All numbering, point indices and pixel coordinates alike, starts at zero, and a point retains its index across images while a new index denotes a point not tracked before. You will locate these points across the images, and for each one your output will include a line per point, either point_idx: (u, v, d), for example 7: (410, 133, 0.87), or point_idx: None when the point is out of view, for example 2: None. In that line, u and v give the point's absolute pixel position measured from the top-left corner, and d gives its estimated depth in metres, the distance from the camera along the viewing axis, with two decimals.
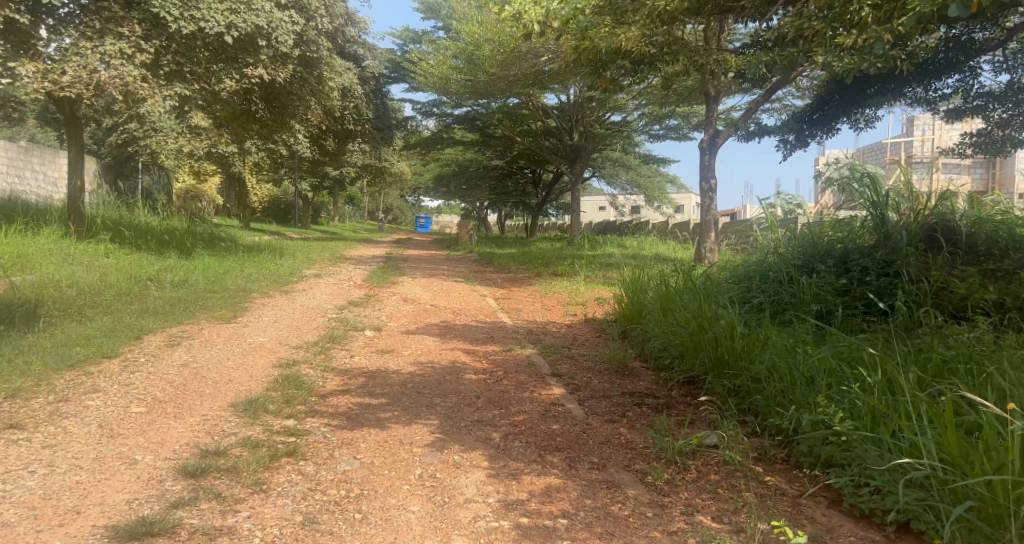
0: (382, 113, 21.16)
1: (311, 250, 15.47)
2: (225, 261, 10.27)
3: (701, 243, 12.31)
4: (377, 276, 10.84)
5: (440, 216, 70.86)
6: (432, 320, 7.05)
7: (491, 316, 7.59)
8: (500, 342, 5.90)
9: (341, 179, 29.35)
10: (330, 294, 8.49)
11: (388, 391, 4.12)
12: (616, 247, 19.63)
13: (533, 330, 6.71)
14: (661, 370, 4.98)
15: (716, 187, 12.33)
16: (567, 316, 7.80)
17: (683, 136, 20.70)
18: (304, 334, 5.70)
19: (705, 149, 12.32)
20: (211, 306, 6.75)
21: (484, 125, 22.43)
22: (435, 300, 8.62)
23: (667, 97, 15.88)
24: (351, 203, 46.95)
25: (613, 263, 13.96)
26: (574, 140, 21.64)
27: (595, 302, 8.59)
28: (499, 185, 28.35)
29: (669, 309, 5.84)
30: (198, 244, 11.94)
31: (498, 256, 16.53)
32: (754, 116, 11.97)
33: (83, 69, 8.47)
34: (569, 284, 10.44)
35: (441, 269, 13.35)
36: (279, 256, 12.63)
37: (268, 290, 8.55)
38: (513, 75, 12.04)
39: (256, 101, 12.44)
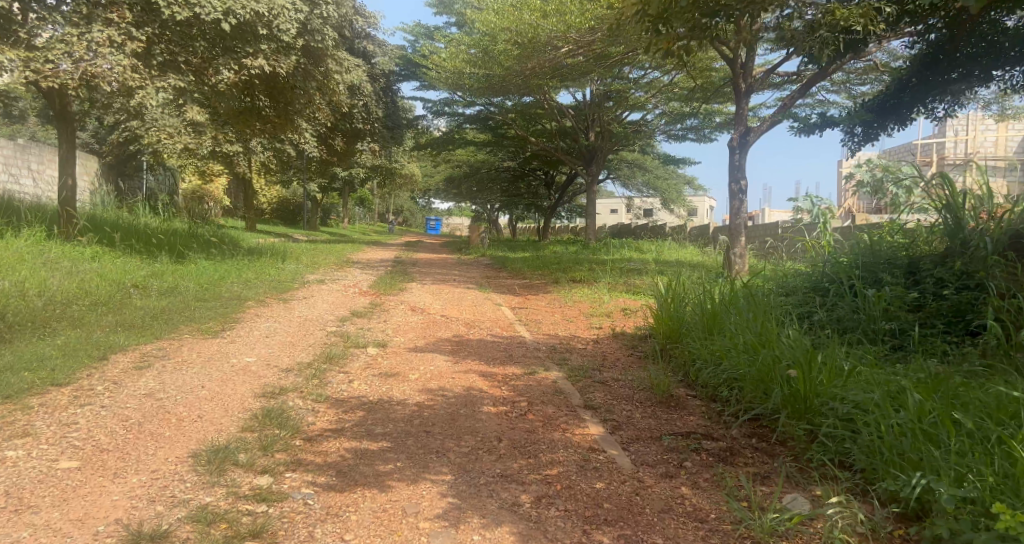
0: (391, 112, 20.56)
1: (317, 254, 14.84)
2: (222, 266, 9.60)
3: (730, 249, 11.50)
4: (385, 282, 10.13)
5: (451, 218, 70.23)
6: (444, 334, 6.32)
7: (509, 329, 6.86)
8: (521, 363, 5.16)
9: (351, 180, 28.73)
10: (332, 303, 7.80)
11: (391, 431, 3.41)
12: (633, 251, 18.86)
13: (558, 347, 5.96)
14: (712, 401, 4.23)
15: (745, 188, 11.54)
16: (592, 330, 7.05)
17: (704, 138, 19.95)
18: (297, 352, 4.98)
19: (734, 147, 11.53)
20: (198, 317, 6.05)
21: (497, 125, 21.76)
22: (446, 310, 7.89)
23: (691, 94, 15.13)
24: (361, 205, 46.36)
25: (634, 269, 13.18)
26: (590, 140, 20.93)
27: (621, 314, 7.84)
28: (511, 187, 27.63)
29: (716, 328, 5.08)
30: (196, 246, 11.30)
31: (512, 261, 15.81)
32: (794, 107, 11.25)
33: (68, 57, 7.83)
34: (591, 292, 9.67)
35: (452, 275, 12.60)
36: (282, 260, 11.96)
37: (265, 299, 7.85)
38: (530, 67, 11.31)
39: (260, 96, 11.79)
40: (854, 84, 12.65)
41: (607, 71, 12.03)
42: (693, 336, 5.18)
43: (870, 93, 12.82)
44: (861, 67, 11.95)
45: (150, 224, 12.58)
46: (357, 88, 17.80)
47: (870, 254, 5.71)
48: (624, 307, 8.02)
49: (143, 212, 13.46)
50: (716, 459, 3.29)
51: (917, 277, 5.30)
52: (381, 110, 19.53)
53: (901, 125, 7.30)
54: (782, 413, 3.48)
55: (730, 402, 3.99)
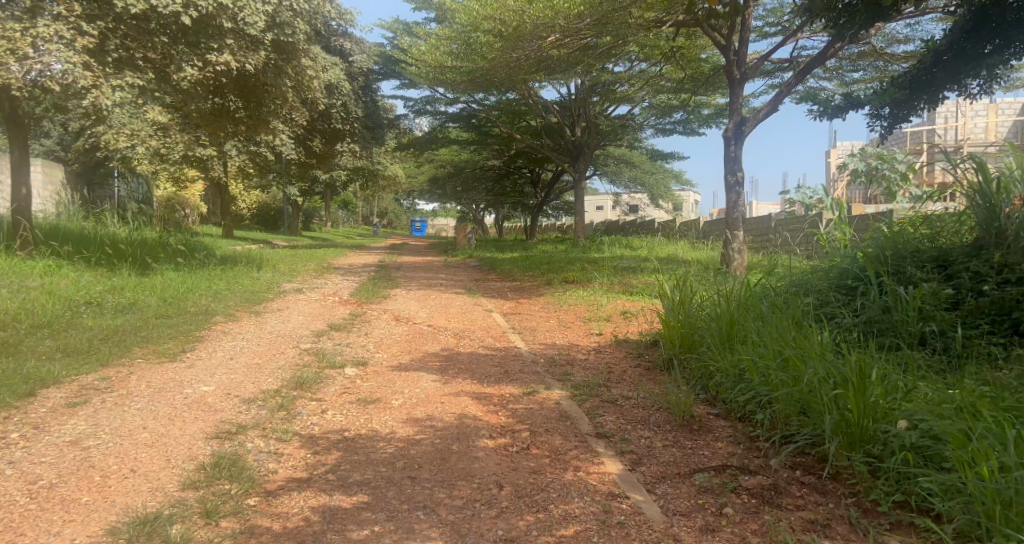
0: (371, 111, 19.92)
1: (295, 260, 14.19)
2: (190, 277, 8.96)
3: (728, 244, 10.94)
4: (367, 289, 9.55)
5: (436, 219, 69.52)
6: (431, 348, 5.74)
7: (502, 339, 6.29)
8: (519, 381, 4.58)
9: (332, 183, 28.02)
10: (308, 316, 7.19)
11: (368, 478, 2.83)
12: (625, 248, 18.35)
13: (558, 359, 5.40)
14: (742, 424, 3.63)
15: (742, 180, 11.04)
16: (592, 337, 6.48)
17: (693, 131, 19.48)
18: (264, 378, 4.38)
19: (730, 138, 11.06)
20: (156, 338, 5.43)
21: (480, 122, 21.17)
22: (432, 319, 7.32)
23: (681, 85, 14.62)
24: (345, 208, 45.62)
25: (628, 268, 12.67)
26: (576, 135, 20.39)
27: (622, 318, 7.29)
28: (496, 186, 27.05)
29: (736, 335, 4.49)
30: (165, 255, 10.63)
31: (500, 262, 15.22)
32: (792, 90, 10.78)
33: (11, 55, 7.15)
34: (587, 294, 9.12)
35: (438, 278, 12.01)
36: (258, 268, 11.33)
37: (236, 313, 7.25)
38: (515, 58, 10.70)
39: (229, 94, 11.10)
40: (848, 71, 12.10)
41: (595, 62, 11.49)
42: (710, 345, 4.60)
43: (864, 82, 12.26)
44: (854, 53, 11.41)
45: (119, 234, 11.92)
46: (334, 86, 17.20)
47: (896, 241, 5.10)
48: (624, 310, 7.48)
49: (112, 221, 12.80)
50: (761, 504, 2.72)
51: (951, 269, 4.67)
52: (360, 110, 18.92)
53: (932, 103, 6.79)
54: (831, 440, 2.90)
55: (762, 424, 3.40)
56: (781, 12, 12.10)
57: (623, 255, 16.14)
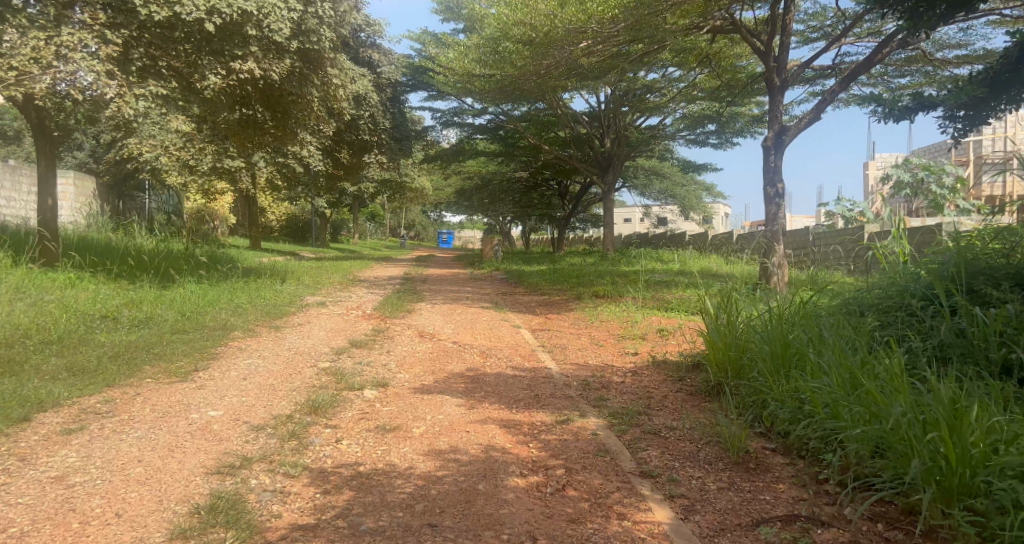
0: (399, 123, 19.77)
1: (320, 272, 14.01)
2: (212, 289, 8.76)
3: (767, 258, 10.48)
4: (391, 303, 9.26)
5: (462, 231, 69.45)
6: (456, 367, 5.39)
7: (532, 358, 5.92)
8: (551, 407, 4.22)
9: (359, 195, 27.96)
10: (330, 331, 6.91)
11: (383, 526, 2.51)
12: (655, 262, 17.90)
13: (592, 381, 5.02)
14: (806, 464, 3.23)
15: (783, 192, 10.60)
16: (628, 357, 6.08)
17: (726, 142, 19.00)
18: (277, 401, 4.07)
19: (770, 148, 10.64)
20: (169, 354, 5.17)
21: (508, 134, 20.92)
22: (457, 335, 6.98)
23: (716, 93, 14.18)
24: (372, 220, 45.71)
25: (661, 282, 12.23)
26: (606, 146, 20.03)
27: (658, 336, 6.88)
28: (524, 198, 26.77)
29: (793, 361, 4.08)
30: (188, 267, 10.49)
31: (528, 275, 14.88)
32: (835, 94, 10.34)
33: (33, 63, 7.00)
34: (619, 310, 8.72)
35: (464, 292, 11.71)
36: (281, 280, 11.14)
37: (256, 327, 6.99)
38: (546, 65, 10.38)
39: (255, 104, 10.94)
40: (895, 76, 11.91)
41: (628, 69, 11.15)
42: (762, 371, 4.20)
43: (911, 86, 12.10)
44: (900, 59, 11.26)
45: (145, 246, 11.83)
46: (361, 97, 17.08)
47: (966, 256, 4.63)
48: (661, 327, 7.06)
49: (139, 232, 12.73)
50: None
51: None
52: (388, 121, 18.79)
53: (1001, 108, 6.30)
54: (926, 491, 2.51)
55: (833, 466, 3.02)
56: (823, 16, 11.81)
57: (653, 268, 15.71)
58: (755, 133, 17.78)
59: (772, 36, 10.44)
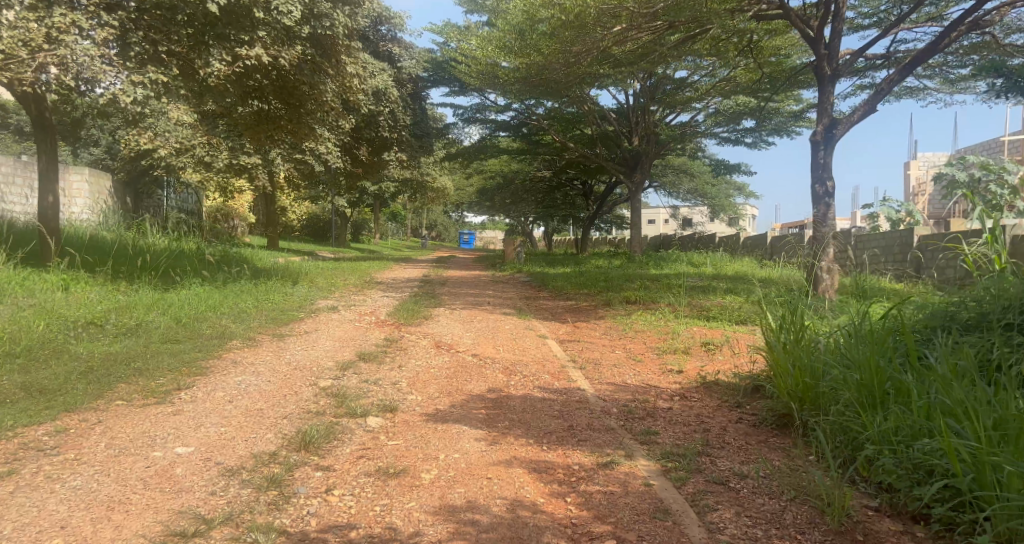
0: (420, 119, 19.17)
1: (337, 274, 13.43)
2: (217, 293, 8.16)
3: (815, 262, 9.68)
4: (407, 308, 8.59)
5: (484, 231, 68.90)
6: (476, 388, 4.68)
7: (563, 377, 5.19)
8: (591, 446, 3.50)
9: (380, 194, 27.41)
10: (339, 341, 6.26)
11: None
12: (686, 265, 17.08)
13: (636, 409, 4.29)
14: (932, 537, 2.61)
15: (833, 190, 9.87)
16: (671, 378, 5.32)
17: (760, 142, 18.13)
18: (261, 433, 3.40)
19: (818, 143, 9.90)
20: (150, 367, 4.52)
21: (533, 131, 20.26)
22: (478, 347, 6.28)
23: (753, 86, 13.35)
24: (393, 220, 45.24)
25: (696, 287, 11.42)
26: (634, 143, 19.25)
27: (703, 352, 6.12)
28: (547, 197, 26.05)
29: (885, 393, 3.42)
30: (197, 268, 9.93)
31: (553, 277, 14.17)
32: (893, 85, 9.59)
33: (22, 46, 6.43)
34: (655, 319, 7.96)
35: (486, 296, 11.04)
36: (293, 282, 10.54)
37: (257, 336, 6.34)
38: (576, 52, 9.68)
39: (268, 95, 10.36)
40: (954, 67, 11.33)
41: (663, 57, 10.39)
42: (846, 403, 3.52)
43: (971, 78, 11.56)
44: (963, 46, 10.74)
45: (158, 245, 11.32)
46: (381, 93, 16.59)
47: None
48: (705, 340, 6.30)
49: (153, 231, 12.23)
50: None
51: None
52: (409, 117, 18.22)
53: None
54: None
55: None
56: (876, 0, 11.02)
57: (685, 272, 14.91)
58: (791, 130, 16.91)
59: (824, 23, 9.72)
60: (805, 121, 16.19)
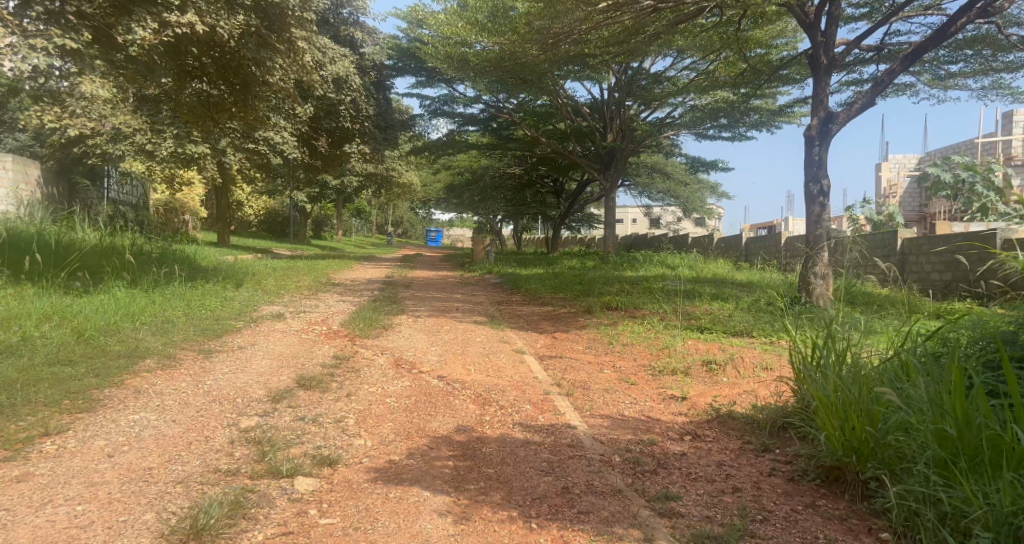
0: (383, 110, 18.08)
1: (291, 274, 12.36)
2: (141, 299, 7.09)
3: (809, 267, 8.89)
4: (363, 315, 7.62)
5: (451, 229, 67.94)
6: (441, 428, 3.75)
7: (550, 408, 4.28)
8: (593, 525, 2.64)
9: (342, 188, 26.20)
10: (279, 360, 5.29)
11: None
12: (662, 266, 16.38)
13: (646, 457, 3.41)
14: None
15: (828, 189, 8.95)
16: (675, 410, 4.44)
17: (737, 137, 17.40)
18: (138, 513, 2.49)
19: (813, 138, 8.95)
20: (15, 403, 3.49)
21: (503, 126, 19.34)
22: (444, 368, 5.34)
23: (737, 79, 12.64)
24: (358, 215, 43.95)
25: (679, 292, 10.65)
26: (608, 139, 18.43)
27: (705, 374, 5.28)
28: (516, 195, 25.17)
29: (981, 452, 2.60)
30: (126, 266, 8.80)
31: (525, 279, 13.33)
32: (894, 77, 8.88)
33: None
34: (642, 330, 7.12)
35: (453, 300, 10.15)
36: (236, 285, 9.49)
37: (178, 352, 5.33)
38: (555, 32, 8.79)
39: (210, 75, 9.26)
40: (945, 63, 10.73)
41: (648, 43, 9.56)
42: (929, 462, 2.68)
43: (961, 76, 10.97)
44: (959, 39, 10.13)
45: (89, 242, 10.15)
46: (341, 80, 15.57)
47: None
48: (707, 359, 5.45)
49: (83, 224, 11.02)
50: None
51: None
52: (372, 107, 17.13)
53: None
54: None
55: None
56: None
57: (663, 274, 14.18)
58: (770, 128, 16.17)
59: (822, 9, 9.02)
60: (787, 118, 15.35)
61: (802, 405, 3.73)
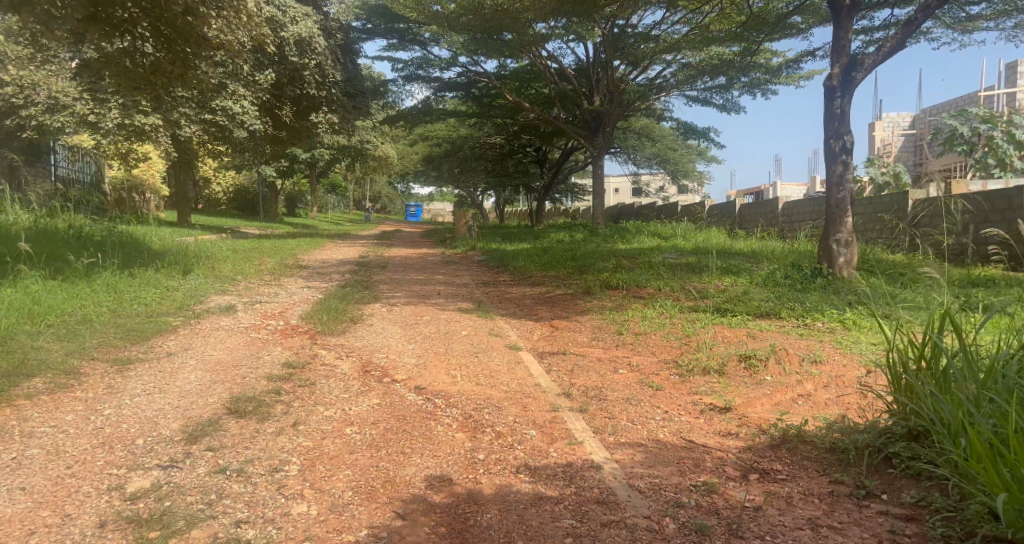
0: (352, 75, 16.72)
1: (253, 256, 11.24)
2: (58, 295, 5.99)
3: (830, 235, 7.70)
4: (328, 305, 6.56)
5: (432, 204, 66.62)
6: (417, 482, 2.71)
7: (562, 434, 3.23)
8: None
9: (313, 162, 24.84)
10: (213, 373, 4.23)
11: None
12: (655, 238, 15.40)
13: (707, 520, 2.42)
14: None
15: (852, 144, 7.54)
16: (722, 427, 3.38)
17: (729, 103, 16.14)
18: None
19: (834, 88, 7.58)
20: None
21: (483, 91, 18.03)
22: (422, 378, 4.27)
23: (735, 32, 11.59)
24: (334, 191, 42.58)
25: (682, 265, 9.66)
26: (594, 103, 17.19)
27: (744, 372, 4.24)
28: (497, 166, 23.97)
29: None
30: (50, 254, 7.64)
31: (511, 254, 12.31)
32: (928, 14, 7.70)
33: None
34: (652, 314, 6.10)
35: (433, 281, 9.12)
36: (184, 272, 8.37)
37: (84, 367, 4.26)
38: None
39: (144, 28, 8.05)
40: (966, 5, 9.76)
41: None
42: None
43: (983, 19, 9.96)
44: None
45: (18, 224, 8.98)
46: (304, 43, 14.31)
47: None
48: (744, 352, 4.38)
49: (15, 206, 9.84)
50: None
51: None
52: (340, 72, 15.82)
53: None
54: None
55: None
56: None
57: (660, 246, 13.22)
58: (766, 92, 14.89)
59: None
60: (786, 81, 14.07)
61: (918, 433, 2.68)
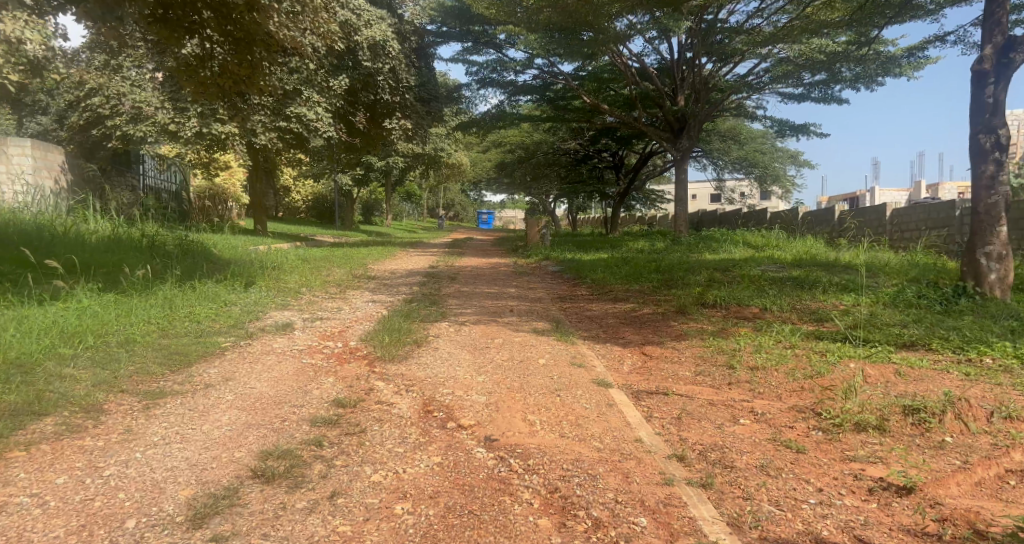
0: (426, 80, 16.22)
1: (320, 266, 10.77)
2: (106, 311, 5.53)
3: (978, 248, 6.48)
4: (390, 325, 5.87)
5: (504, 211, 66.08)
6: None
7: (685, 529, 2.43)
8: None
9: (387, 169, 24.59)
10: (245, 414, 3.56)
11: None
12: (746, 247, 14.20)
13: None
14: None
15: (1008, 140, 6.31)
16: (910, 523, 2.49)
17: (829, 97, 14.79)
18: None
19: (985, 72, 6.39)
20: None
21: (560, 94, 17.22)
22: (494, 426, 3.47)
23: (846, 18, 10.36)
24: (408, 200, 42.53)
25: (787, 280, 8.54)
26: (679, 104, 16.11)
27: (911, 431, 3.25)
28: (572, 172, 23.07)
29: None
30: (109, 265, 7.26)
31: (590, 266, 11.41)
32: None
33: None
34: (767, 342, 5.12)
35: (506, 296, 8.34)
36: (245, 285, 7.88)
37: (108, 402, 3.67)
38: None
39: (213, 34, 7.52)
40: None
41: None
42: None
43: None
44: None
45: (87, 232, 8.74)
46: (378, 46, 13.88)
47: None
48: (910, 403, 3.38)
49: (87, 214, 9.67)
50: None
51: None
52: (414, 77, 15.36)
53: None
54: None
55: None
56: None
57: (754, 256, 12.04)
58: (871, 85, 13.46)
59: None
60: (897, 72, 12.64)
61: None
